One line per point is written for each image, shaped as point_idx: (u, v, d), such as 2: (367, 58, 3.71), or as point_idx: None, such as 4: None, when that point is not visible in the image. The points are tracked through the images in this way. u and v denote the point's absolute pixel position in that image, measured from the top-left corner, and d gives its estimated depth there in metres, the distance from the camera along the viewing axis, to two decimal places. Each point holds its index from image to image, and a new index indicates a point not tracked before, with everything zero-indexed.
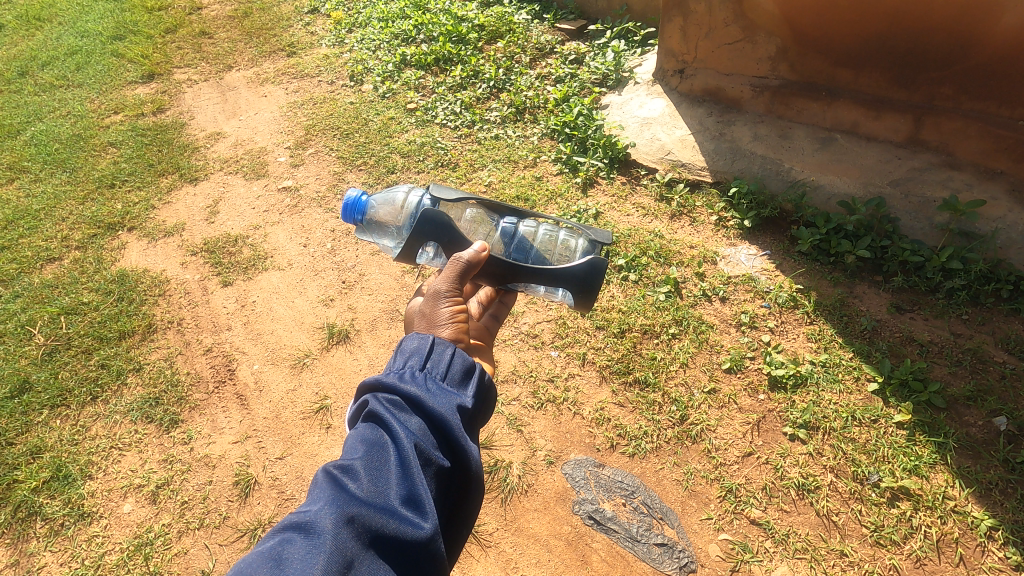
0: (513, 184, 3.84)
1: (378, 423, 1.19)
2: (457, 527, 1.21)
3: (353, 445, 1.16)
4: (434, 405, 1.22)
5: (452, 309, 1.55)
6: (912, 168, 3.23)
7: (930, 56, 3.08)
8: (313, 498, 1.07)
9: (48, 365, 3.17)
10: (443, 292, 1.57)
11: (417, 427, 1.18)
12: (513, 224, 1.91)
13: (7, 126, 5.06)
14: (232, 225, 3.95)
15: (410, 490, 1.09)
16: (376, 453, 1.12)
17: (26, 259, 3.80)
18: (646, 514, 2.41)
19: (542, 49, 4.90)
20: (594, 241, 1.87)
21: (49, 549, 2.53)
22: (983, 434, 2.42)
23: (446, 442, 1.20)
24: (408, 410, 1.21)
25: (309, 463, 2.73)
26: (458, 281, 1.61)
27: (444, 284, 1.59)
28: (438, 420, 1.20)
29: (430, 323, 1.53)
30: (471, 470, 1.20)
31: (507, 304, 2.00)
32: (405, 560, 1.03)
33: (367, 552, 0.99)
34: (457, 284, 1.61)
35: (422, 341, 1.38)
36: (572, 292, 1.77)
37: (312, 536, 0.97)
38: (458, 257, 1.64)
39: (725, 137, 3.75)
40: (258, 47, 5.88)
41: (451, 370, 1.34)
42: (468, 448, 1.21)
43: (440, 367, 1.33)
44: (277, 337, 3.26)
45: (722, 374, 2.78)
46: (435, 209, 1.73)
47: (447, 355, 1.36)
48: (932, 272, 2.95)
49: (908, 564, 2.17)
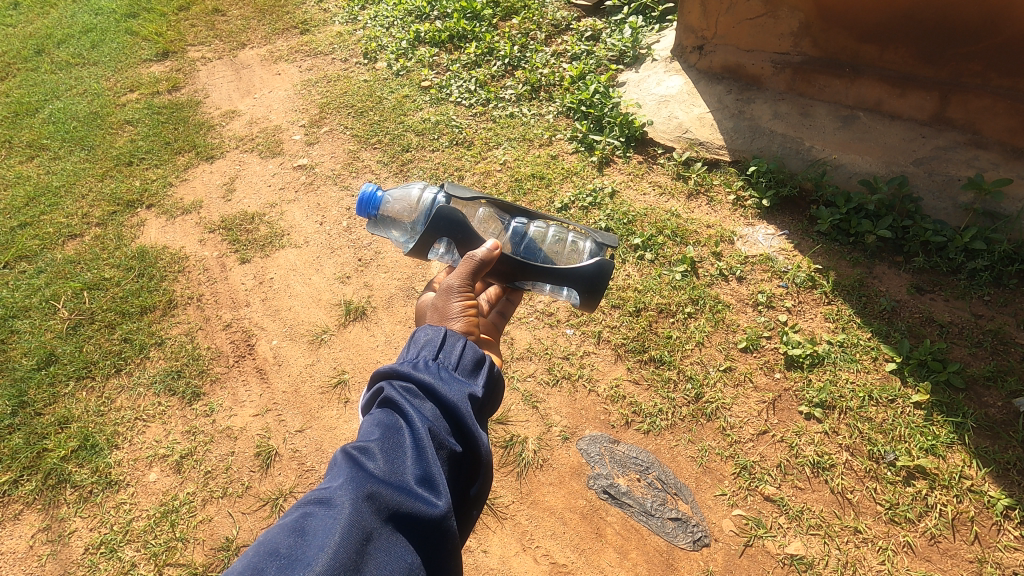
0: (529, 162, 3.83)
1: (393, 409, 1.21)
2: (468, 509, 1.21)
3: (369, 429, 1.18)
4: (447, 392, 1.23)
5: (463, 304, 1.56)
6: (938, 147, 3.17)
7: (959, 30, 3.00)
8: (332, 476, 1.09)
9: (73, 339, 3.24)
10: (455, 287, 1.59)
11: (430, 412, 1.20)
12: (524, 225, 1.91)
13: (25, 104, 5.10)
14: (249, 203, 3.98)
15: (425, 471, 1.11)
16: (392, 435, 1.14)
17: (48, 236, 3.86)
18: (660, 489, 2.44)
19: (558, 25, 4.82)
20: (601, 245, 1.90)
21: (79, 515, 2.61)
22: (1002, 415, 2.41)
23: (459, 427, 1.21)
24: (421, 397, 1.22)
25: (329, 436, 2.78)
26: (470, 278, 1.62)
27: (456, 280, 1.60)
28: (450, 406, 1.22)
29: (442, 316, 1.54)
30: (481, 454, 1.22)
31: (514, 302, 1.96)
32: (420, 536, 1.04)
33: (385, 527, 1.00)
34: (470, 281, 1.62)
35: (435, 332, 1.40)
36: (578, 291, 1.79)
37: (332, 510, 1.00)
38: (471, 255, 1.65)
39: (744, 115, 3.68)
40: (271, 25, 5.86)
41: (463, 359, 1.35)
42: (478, 434, 1.22)
43: (452, 357, 1.34)
44: (296, 313, 3.30)
45: (738, 353, 2.78)
46: (450, 208, 1.74)
47: (458, 346, 1.37)
48: (954, 252, 2.91)
49: (921, 541, 2.18)
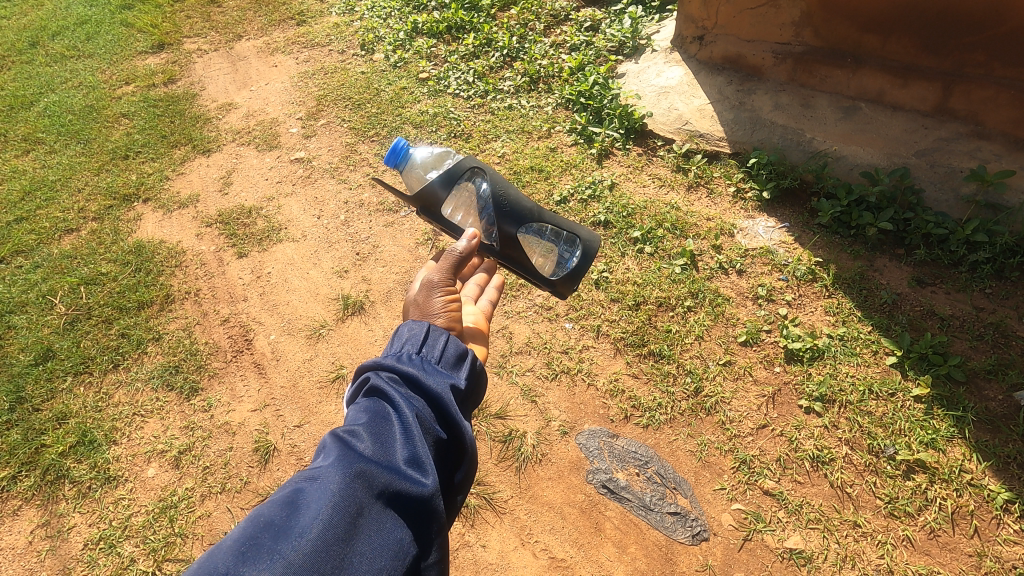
0: (527, 155, 3.80)
1: (378, 397, 1.18)
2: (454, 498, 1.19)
3: (354, 417, 1.15)
4: (433, 381, 1.22)
5: (444, 298, 1.52)
6: (939, 138, 3.14)
7: (962, 20, 2.96)
8: (318, 462, 1.06)
9: (71, 335, 3.23)
10: (436, 282, 1.55)
11: (417, 401, 1.18)
12: None
13: (20, 97, 5.05)
14: (246, 197, 3.96)
15: (413, 455, 1.09)
16: (378, 422, 1.12)
17: (44, 230, 3.83)
18: (659, 483, 2.44)
19: (557, 16, 4.77)
20: None
21: (77, 510, 2.61)
22: (1003, 408, 2.40)
23: (444, 417, 1.20)
24: (407, 386, 1.20)
25: (327, 431, 2.78)
26: (451, 271, 1.58)
27: (437, 274, 1.56)
28: (436, 396, 1.20)
29: (423, 311, 1.49)
30: (466, 442, 1.21)
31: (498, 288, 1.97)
32: (408, 521, 1.02)
33: (374, 509, 0.98)
34: (451, 275, 1.58)
35: (417, 326, 1.37)
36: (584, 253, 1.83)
37: (319, 493, 0.97)
38: (451, 248, 1.62)
39: (745, 107, 3.65)
40: (267, 16, 5.80)
41: (445, 353, 1.33)
42: (463, 423, 1.21)
43: (436, 349, 1.32)
44: (294, 308, 3.29)
45: (737, 347, 2.77)
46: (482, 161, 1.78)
47: (441, 339, 1.36)
48: (956, 244, 2.89)
49: (921, 535, 2.18)
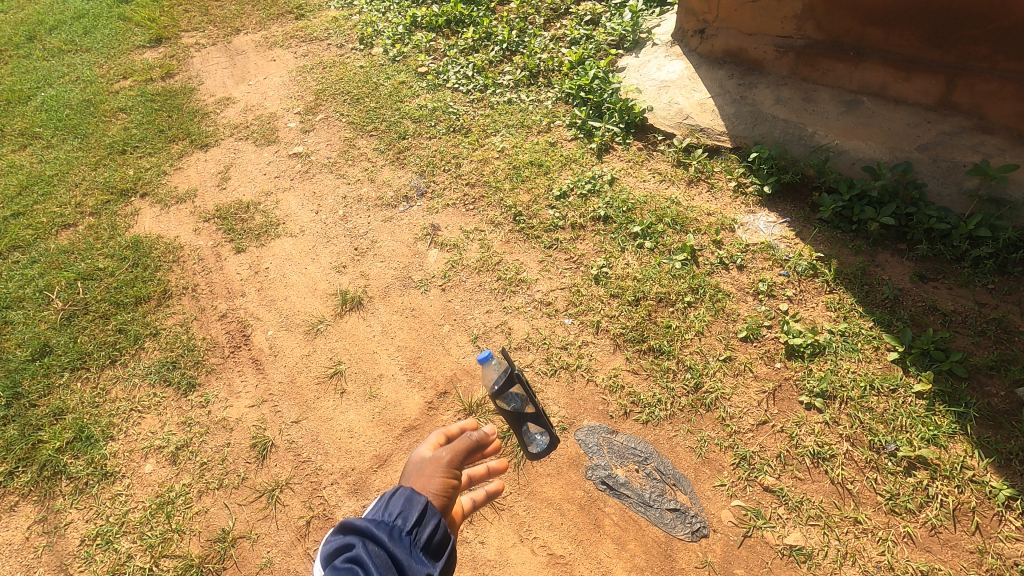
0: (527, 149, 3.77)
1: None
2: None
3: None
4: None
5: (446, 483, 1.40)
6: (942, 132, 3.11)
7: (965, 12, 2.93)
8: None
9: (68, 330, 3.22)
10: (444, 461, 1.44)
11: None
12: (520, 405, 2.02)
13: (17, 91, 5.02)
14: (244, 191, 3.93)
15: None
16: None
17: (41, 225, 3.81)
18: (659, 480, 2.43)
19: (557, 9, 4.73)
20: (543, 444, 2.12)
21: (74, 506, 2.60)
22: (1005, 404, 2.38)
23: None
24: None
25: (325, 427, 2.76)
26: (462, 459, 1.47)
27: (449, 455, 1.45)
28: None
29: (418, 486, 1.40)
30: None
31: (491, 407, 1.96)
32: None
33: None
34: (461, 461, 1.47)
35: (415, 497, 1.30)
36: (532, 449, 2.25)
37: None
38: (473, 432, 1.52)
39: (746, 100, 3.61)
40: (266, 10, 5.77)
41: (431, 539, 1.25)
42: None
43: (425, 533, 1.25)
44: (292, 303, 3.27)
45: (738, 343, 2.75)
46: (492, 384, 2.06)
47: (433, 520, 1.28)
48: (958, 240, 2.86)
49: (922, 532, 2.16)
